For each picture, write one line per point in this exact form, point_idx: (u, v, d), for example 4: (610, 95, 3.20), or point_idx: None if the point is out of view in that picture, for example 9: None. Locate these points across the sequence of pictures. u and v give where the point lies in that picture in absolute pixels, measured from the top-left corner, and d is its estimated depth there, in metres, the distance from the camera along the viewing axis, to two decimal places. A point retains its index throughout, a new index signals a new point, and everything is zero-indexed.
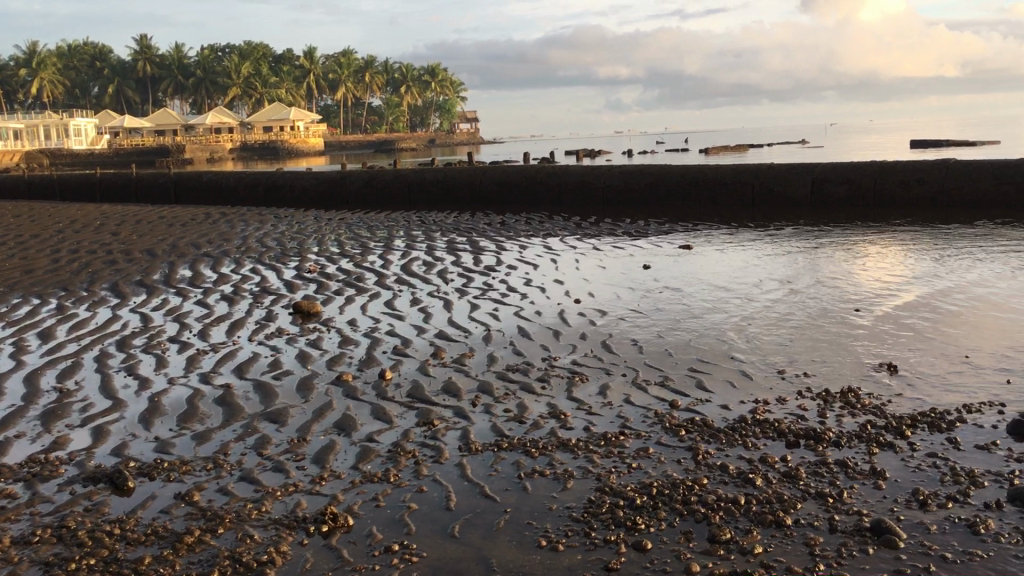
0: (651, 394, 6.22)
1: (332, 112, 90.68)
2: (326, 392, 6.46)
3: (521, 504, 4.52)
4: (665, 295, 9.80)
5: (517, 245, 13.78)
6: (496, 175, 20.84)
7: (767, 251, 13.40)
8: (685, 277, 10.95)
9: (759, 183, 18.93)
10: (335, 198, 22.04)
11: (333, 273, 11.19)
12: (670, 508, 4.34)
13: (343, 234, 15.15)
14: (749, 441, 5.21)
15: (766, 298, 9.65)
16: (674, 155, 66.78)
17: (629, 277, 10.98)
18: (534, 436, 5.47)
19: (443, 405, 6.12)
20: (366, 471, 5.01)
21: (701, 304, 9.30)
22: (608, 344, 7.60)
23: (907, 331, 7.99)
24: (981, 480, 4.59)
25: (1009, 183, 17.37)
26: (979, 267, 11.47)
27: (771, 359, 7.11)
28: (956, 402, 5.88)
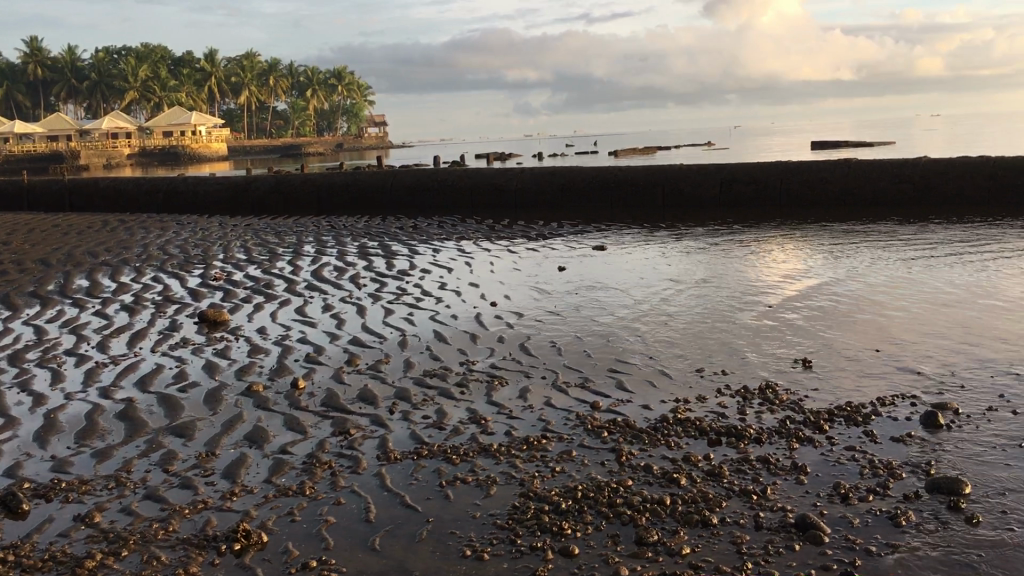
0: (572, 397, 6.16)
1: (235, 116, 88.76)
2: (236, 403, 6.20)
3: (443, 513, 4.38)
4: (581, 296, 9.79)
5: (430, 248, 13.64)
6: (407, 178, 20.74)
7: (679, 250, 13.60)
8: (599, 278, 10.99)
9: (669, 184, 19.19)
10: (240, 204, 21.53)
11: (241, 280, 10.86)
12: (596, 513, 4.26)
13: (250, 240, 14.75)
14: (671, 441, 5.19)
15: (680, 297, 9.74)
16: (583, 158, 67.55)
17: (544, 278, 10.96)
18: (455, 442, 5.35)
19: (360, 413, 5.94)
20: (280, 484, 4.80)
21: (617, 304, 9.32)
22: (526, 347, 7.53)
23: (818, 327, 8.14)
24: (899, 472, 4.65)
25: (907, 181, 18.06)
26: (882, 263, 11.83)
27: (688, 357, 7.13)
28: (870, 395, 5.99)
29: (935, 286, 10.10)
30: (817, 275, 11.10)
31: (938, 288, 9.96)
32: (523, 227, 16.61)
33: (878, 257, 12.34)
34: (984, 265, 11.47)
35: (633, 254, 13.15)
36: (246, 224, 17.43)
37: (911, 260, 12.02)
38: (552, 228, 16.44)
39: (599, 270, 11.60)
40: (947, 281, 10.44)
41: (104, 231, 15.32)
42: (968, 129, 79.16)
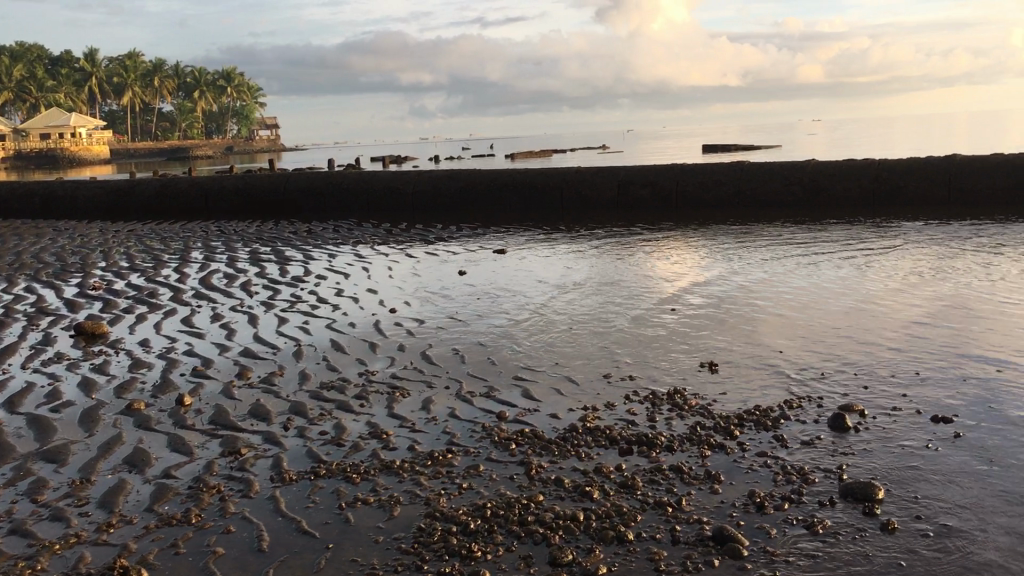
0: (478, 407, 5.93)
1: (118, 118, 85.51)
2: (115, 423, 5.75)
3: (343, 538, 4.09)
4: (482, 301, 9.55)
5: (325, 253, 13.21)
6: (300, 181, 20.29)
7: (579, 252, 13.53)
8: (500, 282, 10.79)
9: (567, 188, 19.16)
10: (122, 208, 20.57)
11: (123, 290, 10.25)
12: (507, 533, 4.03)
13: (133, 246, 14.02)
14: (580, 452, 5.02)
15: (582, 300, 9.60)
16: (479, 161, 67.36)
17: (444, 283, 10.71)
18: (355, 460, 5.04)
19: (251, 431, 5.57)
20: (162, 514, 4.42)
21: (519, 309, 9.12)
22: (428, 355, 7.26)
23: (723, 328, 8.11)
24: (812, 477, 4.58)
25: (797, 183, 18.24)
26: (779, 264, 11.94)
27: (594, 363, 6.98)
28: (778, 398, 5.94)
29: (831, 287, 10.23)
30: (717, 276, 11.12)
31: (835, 289, 10.08)
32: (421, 232, 16.27)
33: (775, 259, 12.48)
34: (876, 265, 11.69)
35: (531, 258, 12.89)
36: (129, 229, 16.60)
37: (806, 261, 12.18)
38: (451, 232, 16.17)
39: (499, 275, 11.39)
40: (843, 281, 10.58)
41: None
42: (850, 134, 82.06)
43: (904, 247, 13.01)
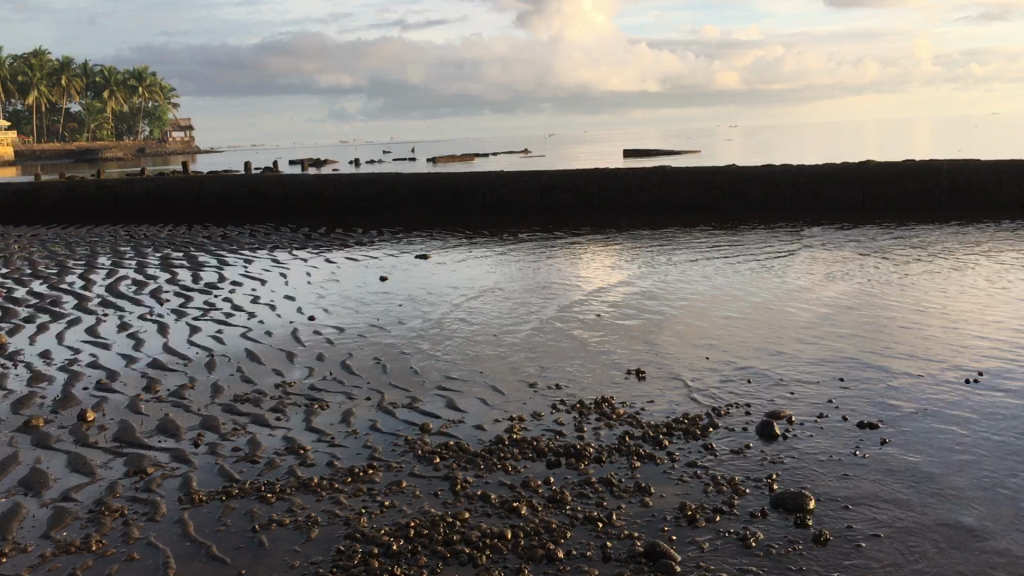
0: (400, 420, 5.74)
1: (23, 117, 82.36)
2: (9, 441, 5.37)
3: (258, 564, 3.85)
4: (404, 310, 9.35)
5: (242, 258, 12.82)
6: (217, 185, 19.97)
7: (505, 255, 13.57)
8: (422, 288, 10.59)
9: (491, 192, 19.27)
10: (25, 211, 19.75)
11: (23, 297, 9.73)
12: (434, 554, 3.88)
13: (35, 252, 13.37)
14: (507, 466, 4.89)
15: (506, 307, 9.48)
16: (400, 165, 66.88)
17: (364, 289, 10.48)
18: (270, 477, 4.81)
19: (159, 448, 5.26)
20: (59, 539, 4.11)
21: (441, 317, 8.95)
22: (348, 365, 7.04)
23: (648, 332, 8.08)
24: (742, 488, 4.53)
25: (717, 187, 18.61)
26: (702, 267, 12.02)
27: (520, 372, 6.86)
28: (706, 404, 5.91)
29: (748, 290, 10.33)
30: (637, 280, 11.13)
31: (752, 292, 10.18)
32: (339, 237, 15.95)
33: (692, 261, 12.57)
34: (795, 267, 11.85)
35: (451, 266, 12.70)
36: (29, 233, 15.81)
37: (723, 265, 12.32)
38: (370, 237, 15.88)
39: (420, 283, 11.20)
40: (759, 284, 10.71)
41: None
42: (763, 140, 84.23)
43: (816, 252, 13.29)
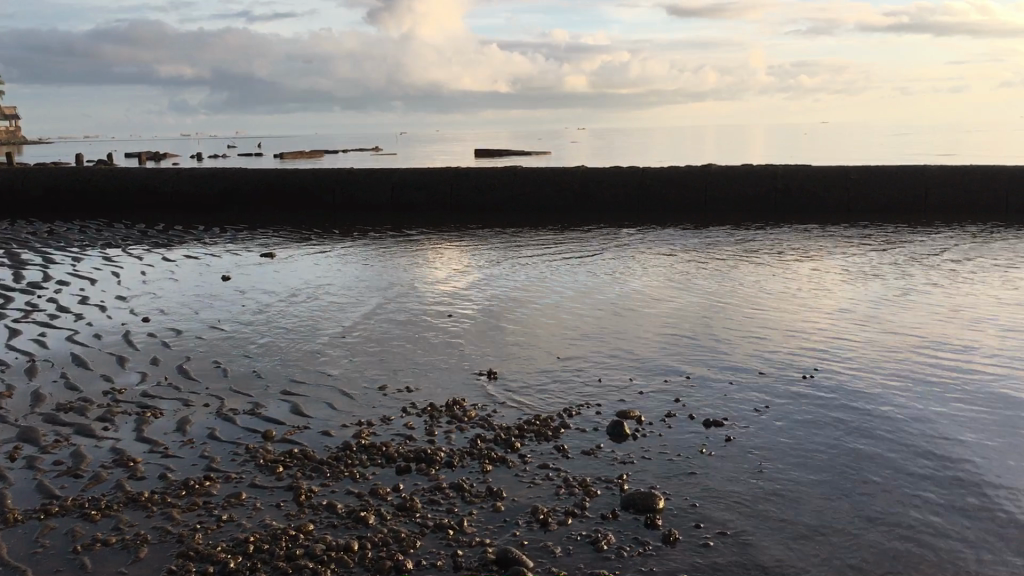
0: (638, 386, 5.99)
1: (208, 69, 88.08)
2: (249, 396, 5.96)
3: (524, 490, 4.20)
4: (605, 307, 9.58)
5: (482, 264, 13.44)
6: None
7: (732, 259, 13.26)
8: (648, 290, 10.75)
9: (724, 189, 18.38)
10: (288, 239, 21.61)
11: (298, 294, 10.75)
12: (660, 486, 4.18)
13: (305, 253, 14.63)
14: (707, 422, 5.11)
15: (706, 304, 9.50)
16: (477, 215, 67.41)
17: (597, 291, 10.74)
18: (522, 423, 5.19)
19: (385, 401, 5.77)
20: (347, 460, 4.65)
21: (638, 314, 9.10)
22: (584, 346, 7.37)
23: (878, 329, 7.87)
24: (981, 467, 4.45)
25: (967, 183, 16.83)
26: (940, 272, 11.41)
27: (724, 354, 6.95)
28: (944, 391, 5.75)
29: (952, 292, 9.93)
30: (837, 282, 10.88)
31: (953, 294, 9.78)
32: (557, 234, 16.32)
33: (927, 265, 11.99)
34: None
35: (656, 267, 12.74)
36: (266, 231, 17.08)
37: (929, 268, 11.80)
38: (583, 235, 16.16)
39: (619, 283, 11.35)
40: (966, 286, 10.24)
41: (123, 244, 14.99)
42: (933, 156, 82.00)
43: None
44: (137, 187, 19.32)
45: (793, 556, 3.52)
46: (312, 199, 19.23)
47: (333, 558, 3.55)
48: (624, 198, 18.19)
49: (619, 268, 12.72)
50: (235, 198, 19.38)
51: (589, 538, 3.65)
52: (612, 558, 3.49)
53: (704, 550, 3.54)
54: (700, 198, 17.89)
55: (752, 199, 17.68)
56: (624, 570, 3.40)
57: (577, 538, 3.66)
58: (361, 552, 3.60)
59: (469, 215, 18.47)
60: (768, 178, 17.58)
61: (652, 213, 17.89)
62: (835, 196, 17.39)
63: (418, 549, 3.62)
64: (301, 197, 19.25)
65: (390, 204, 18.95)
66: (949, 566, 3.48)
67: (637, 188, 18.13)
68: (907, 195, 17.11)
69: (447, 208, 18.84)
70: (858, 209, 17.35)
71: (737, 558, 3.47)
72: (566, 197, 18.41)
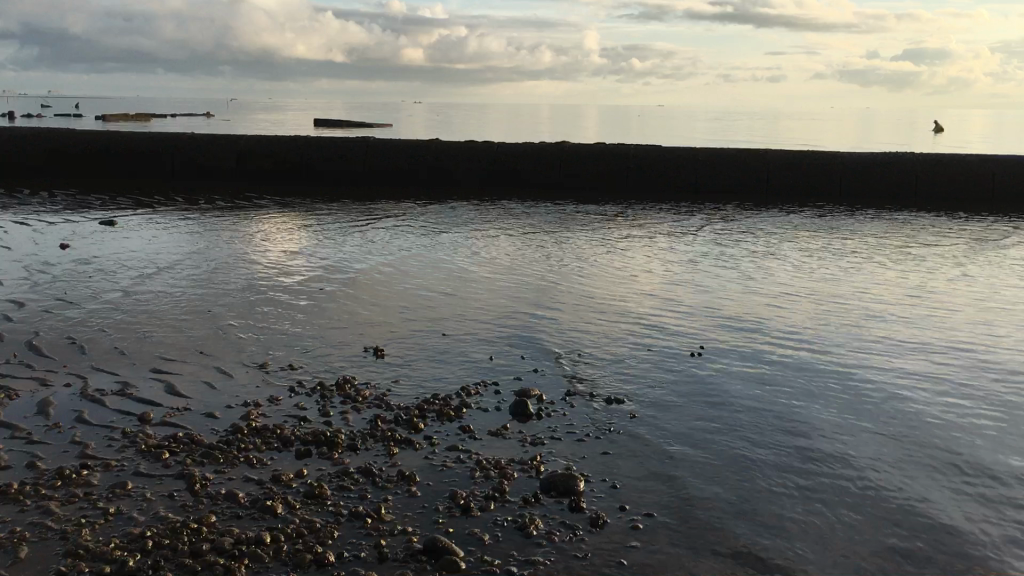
0: (532, 364, 5.88)
1: None
2: (115, 375, 5.48)
3: (438, 473, 4.02)
4: (476, 283, 9.41)
5: (339, 237, 13.00)
6: None
7: (590, 236, 13.38)
8: (513, 265, 10.67)
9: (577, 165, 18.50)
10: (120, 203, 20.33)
11: (146, 264, 10.07)
12: (577, 466, 4.10)
13: (145, 222, 13.73)
14: (609, 399, 5.07)
15: (578, 282, 9.50)
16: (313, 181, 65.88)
17: (462, 266, 10.57)
18: (420, 402, 4.99)
19: (269, 379, 5.43)
20: (241, 444, 4.33)
21: (511, 289, 8.99)
22: (465, 323, 7.20)
23: (747, 312, 8.09)
24: (873, 444, 4.63)
25: (806, 166, 17.57)
26: (788, 254, 11.90)
27: (607, 332, 6.95)
28: (825, 370, 5.97)
29: (807, 276, 10.34)
30: (698, 262, 11.12)
31: (809, 279, 10.16)
32: (415, 208, 16.01)
33: (776, 247, 12.47)
34: (883, 258, 11.67)
35: (520, 243, 12.66)
36: (102, 198, 16.01)
37: (781, 250, 12.26)
38: (442, 209, 15.94)
39: (484, 259, 11.23)
40: (817, 271, 10.69)
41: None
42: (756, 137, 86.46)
43: (901, 241, 13.05)
44: None
45: (722, 536, 3.53)
46: (152, 163, 18.14)
47: (247, 552, 3.28)
48: (479, 173, 18.05)
49: (479, 243, 12.58)
50: (66, 163, 18.06)
51: (517, 524, 3.53)
52: (544, 544, 3.38)
53: (632, 533, 3.49)
54: (554, 175, 17.97)
55: (605, 177, 17.90)
56: (556, 557, 3.30)
57: (503, 525, 3.52)
58: (275, 546, 3.33)
59: (320, 186, 17.88)
60: (620, 158, 17.85)
61: (507, 189, 17.84)
62: (683, 177, 17.83)
63: (338, 540, 3.38)
64: (138, 162, 18.12)
65: (236, 173, 18.15)
66: (866, 543, 3.59)
67: (493, 162, 18.00)
68: (752, 178, 17.73)
69: (298, 178, 18.22)
70: (706, 190, 17.87)
71: (669, 542, 3.44)
72: (420, 171, 18.10)
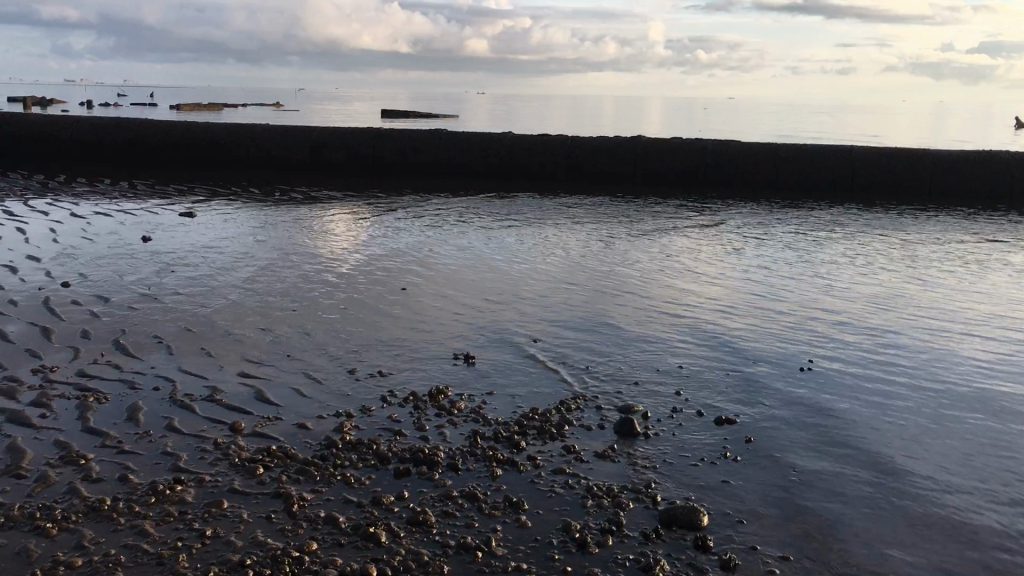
0: (632, 375, 5.61)
1: None
2: (203, 379, 5.34)
3: (549, 502, 3.75)
4: (561, 284, 9.13)
5: (414, 230, 12.87)
6: None
7: (669, 235, 13.01)
8: (593, 265, 10.40)
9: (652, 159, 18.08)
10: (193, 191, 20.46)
11: (224, 258, 10.00)
12: (696, 496, 3.82)
13: (222, 214, 13.76)
14: (719, 419, 4.76)
15: (666, 286, 9.16)
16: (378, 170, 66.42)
17: (543, 265, 10.32)
18: (519, 417, 4.73)
19: (360, 387, 5.24)
20: (336, 460, 4.13)
21: (595, 291, 8.74)
22: (555, 326, 6.96)
23: (847, 323, 7.70)
24: (1012, 479, 4.28)
25: (892, 164, 16.89)
26: (880, 259, 11.42)
27: (705, 340, 6.63)
28: (946, 392, 5.60)
29: (903, 285, 9.87)
30: (789, 267, 10.68)
31: (911, 288, 9.66)
32: (490, 202, 15.80)
33: (866, 251, 11.98)
34: (981, 265, 11.12)
35: (600, 241, 12.35)
36: (180, 187, 16.12)
37: (875, 255, 11.72)
38: (518, 203, 15.69)
39: (563, 256, 10.97)
40: (913, 279, 10.21)
41: (24, 199, 13.91)
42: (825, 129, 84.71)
43: (997, 246, 12.45)
44: (35, 133, 18.16)
45: None
46: (227, 154, 18.23)
47: None
48: (552, 167, 17.75)
49: (554, 240, 12.32)
50: (142, 150, 18.22)
51: (639, 564, 3.26)
52: None
53: None
54: (629, 171, 17.59)
55: (682, 173, 17.46)
56: None
57: (624, 564, 3.26)
58: None
59: (392, 178, 17.77)
60: (699, 153, 17.39)
61: (581, 184, 17.52)
62: (763, 173, 17.28)
63: None
64: (214, 153, 18.22)
65: (310, 164, 18.13)
66: None
67: (568, 157, 17.66)
68: (835, 177, 17.11)
69: (370, 170, 18.13)
70: (786, 187, 17.32)
71: None
72: (492, 164, 17.86)
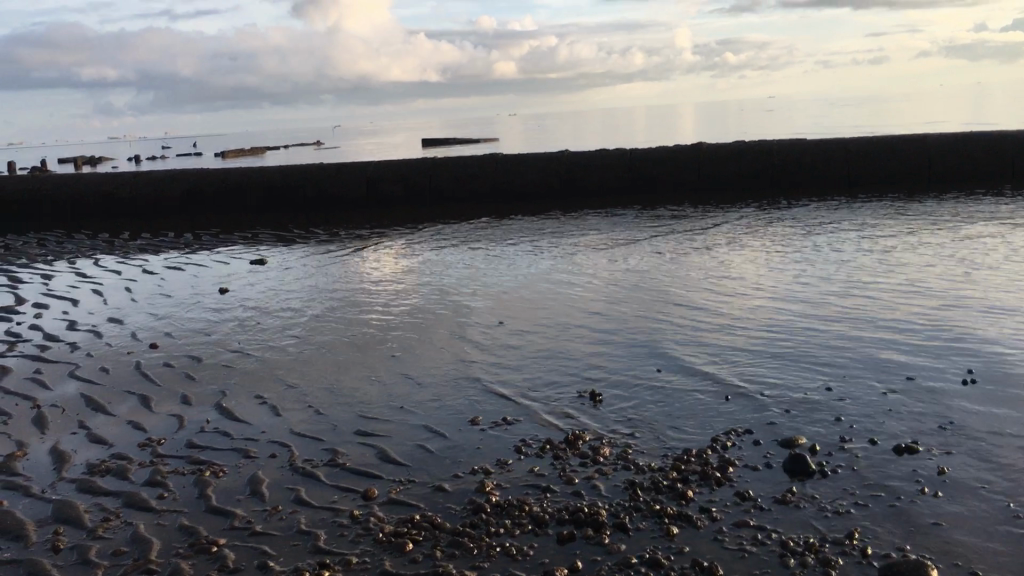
0: (779, 403, 5.12)
1: None
2: (321, 440, 4.98)
3: (746, 563, 3.30)
4: (659, 305, 8.67)
5: (487, 257, 12.51)
6: None
7: (752, 243, 12.50)
8: (684, 282, 9.93)
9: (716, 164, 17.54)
10: None
11: (306, 302, 9.70)
12: (909, 546, 3.36)
13: (291, 256, 13.54)
14: (897, 449, 4.27)
15: (771, 302, 8.63)
16: None
17: (632, 286, 9.90)
18: (674, 461, 4.28)
19: (489, 438, 4.84)
20: (490, 528, 3.72)
21: (698, 311, 8.28)
22: (673, 353, 6.52)
23: (982, 330, 7.16)
24: None
25: (969, 150, 16.20)
26: (983, 256, 10.79)
27: (839, 359, 6.14)
28: None
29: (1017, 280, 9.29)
30: (893, 272, 10.09)
31: None
32: (560, 222, 15.37)
33: (965, 247, 11.37)
34: None
35: (681, 254, 11.88)
36: (244, 234, 15.95)
37: (981, 250, 11.09)
38: (588, 221, 15.26)
39: (649, 275, 10.53)
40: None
41: (93, 259, 13.81)
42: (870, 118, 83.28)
43: None
44: (96, 193, 18.15)
45: None
46: (288, 196, 18.06)
47: None
48: (616, 183, 17.30)
49: (634, 256, 11.87)
50: (203, 200, 18.13)
51: None
52: None
53: None
54: (696, 178, 17.05)
55: (750, 176, 16.89)
56: None
57: None
58: None
59: (452, 206, 17.46)
60: (766, 155, 16.83)
61: (646, 196, 17.04)
62: (833, 169, 16.70)
63: None
64: (275, 196, 18.05)
65: (368, 200, 17.90)
66: None
67: (630, 171, 17.21)
68: (909, 167, 16.46)
69: (428, 200, 17.84)
70: (861, 183, 16.72)
71: None
72: (553, 184, 17.48)
